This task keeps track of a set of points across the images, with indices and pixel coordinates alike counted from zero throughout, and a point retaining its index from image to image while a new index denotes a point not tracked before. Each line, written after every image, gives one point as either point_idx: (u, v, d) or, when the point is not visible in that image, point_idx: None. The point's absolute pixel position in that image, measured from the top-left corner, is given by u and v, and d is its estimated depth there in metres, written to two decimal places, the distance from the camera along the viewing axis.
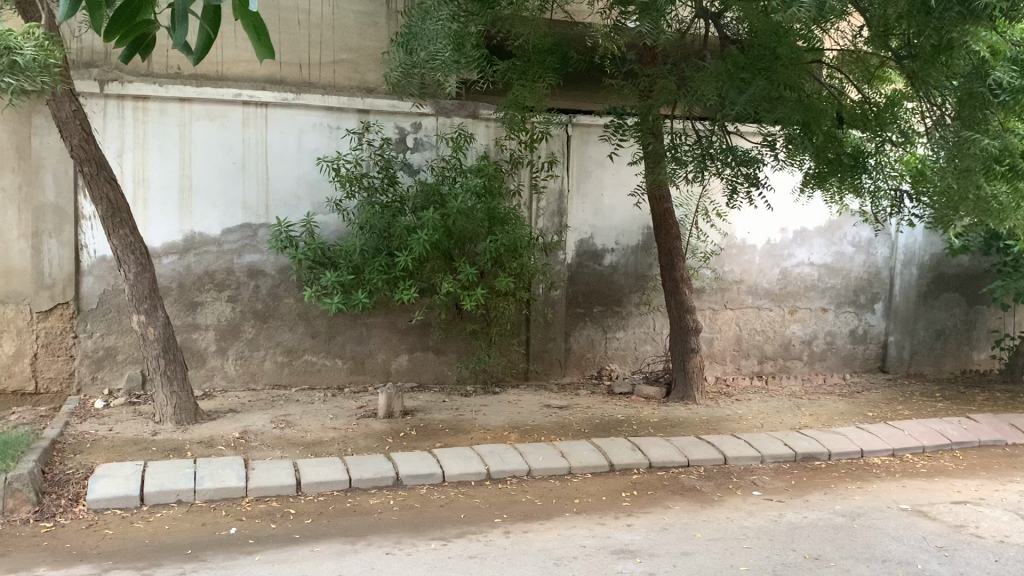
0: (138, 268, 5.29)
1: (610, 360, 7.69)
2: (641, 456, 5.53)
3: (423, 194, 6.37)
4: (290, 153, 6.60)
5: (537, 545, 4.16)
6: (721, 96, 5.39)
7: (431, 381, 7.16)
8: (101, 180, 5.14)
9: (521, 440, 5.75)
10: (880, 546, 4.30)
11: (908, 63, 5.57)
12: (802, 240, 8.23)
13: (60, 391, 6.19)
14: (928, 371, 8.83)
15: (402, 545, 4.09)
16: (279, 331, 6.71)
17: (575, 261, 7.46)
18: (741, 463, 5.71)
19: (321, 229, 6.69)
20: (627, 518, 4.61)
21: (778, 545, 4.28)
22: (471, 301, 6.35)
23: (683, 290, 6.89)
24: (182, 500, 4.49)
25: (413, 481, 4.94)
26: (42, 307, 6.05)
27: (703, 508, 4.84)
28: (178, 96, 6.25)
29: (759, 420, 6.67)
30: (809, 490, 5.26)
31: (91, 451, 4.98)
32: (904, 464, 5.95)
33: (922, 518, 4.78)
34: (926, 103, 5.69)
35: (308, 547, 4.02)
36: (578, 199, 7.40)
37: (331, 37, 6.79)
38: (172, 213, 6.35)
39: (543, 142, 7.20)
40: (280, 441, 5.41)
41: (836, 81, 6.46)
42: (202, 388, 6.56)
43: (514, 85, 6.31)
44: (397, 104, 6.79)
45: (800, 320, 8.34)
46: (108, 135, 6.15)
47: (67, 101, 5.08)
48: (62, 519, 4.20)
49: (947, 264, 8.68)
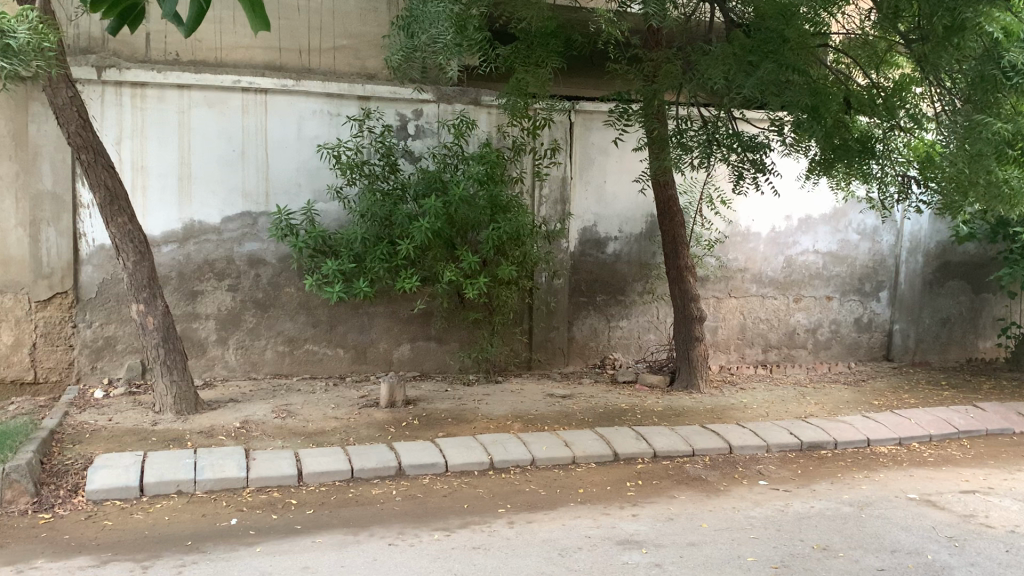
0: (137, 256, 5.23)
1: (614, 349, 7.64)
2: (645, 445, 5.48)
3: (425, 181, 6.30)
4: (290, 140, 6.53)
5: (542, 535, 4.12)
6: (729, 79, 5.29)
7: (433, 371, 7.12)
8: (99, 167, 5.06)
9: (525, 430, 5.70)
10: (889, 536, 4.26)
11: (917, 46, 5.46)
12: (807, 228, 8.15)
13: (59, 381, 6.14)
14: (934, 359, 8.76)
15: (405, 536, 4.04)
16: (280, 320, 6.65)
17: (578, 249, 7.38)
18: (746, 452, 5.65)
19: (322, 217, 6.63)
20: (633, 508, 4.56)
21: (785, 535, 4.23)
22: (473, 290, 6.28)
23: (687, 279, 6.82)
24: (182, 490, 4.44)
25: (415, 471, 4.89)
26: (41, 297, 6.00)
27: (709, 497, 4.79)
28: (177, 82, 6.16)
29: (764, 409, 6.62)
30: (816, 480, 5.21)
31: (91, 441, 4.94)
32: (911, 453, 5.90)
33: (931, 508, 4.73)
34: (937, 87, 5.57)
35: (311, 538, 3.98)
36: (581, 186, 7.33)
37: (331, 23, 6.69)
38: (171, 201, 6.28)
39: (545, 129, 7.11)
40: (281, 431, 5.36)
41: (843, 66, 6.37)
42: (203, 377, 6.51)
43: (517, 70, 6.26)
44: (399, 90, 6.70)
45: (804, 309, 8.28)
46: (106, 122, 6.07)
47: (64, 87, 4.99)
48: (61, 510, 4.15)
49: (953, 252, 8.61)
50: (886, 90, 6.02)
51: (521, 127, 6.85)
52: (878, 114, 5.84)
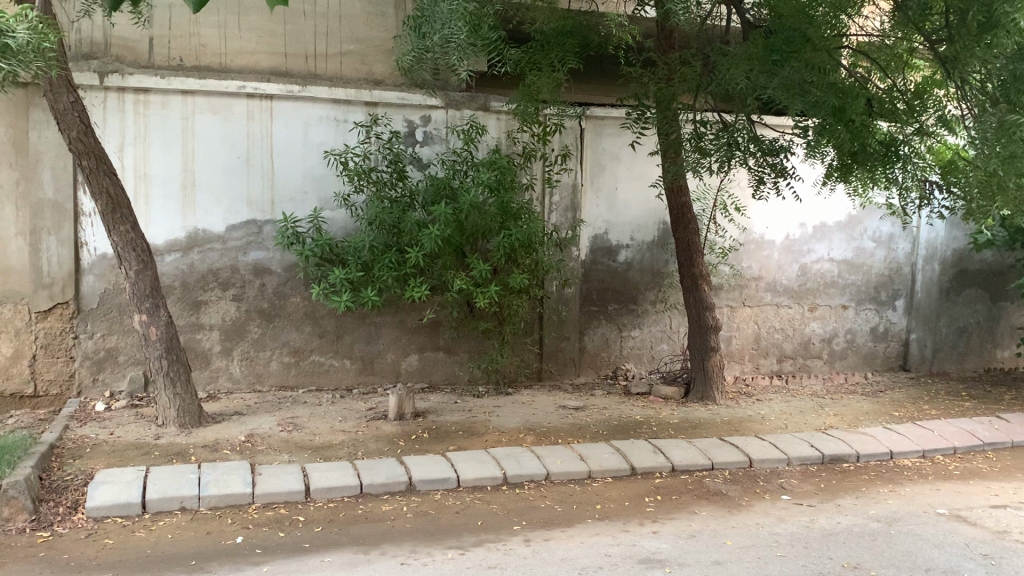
0: (140, 265, 5.08)
1: (626, 360, 7.47)
2: (663, 459, 5.30)
3: (434, 188, 6.16)
4: (296, 147, 6.40)
5: (560, 554, 3.94)
6: (751, 80, 5.15)
7: (442, 382, 6.95)
8: (101, 174, 4.93)
9: (538, 443, 5.53)
10: (921, 554, 4.08)
11: (943, 47, 5.35)
12: (822, 235, 7.99)
13: (59, 394, 5.99)
14: (952, 369, 8.57)
15: (418, 555, 3.87)
16: (285, 331, 6.50)
17: (589, 257, 7.23)
18: (767, 465, 5.47)
19: (329, 225, 6.49)
20: (652, 524, 4.39)
21: (814, 553, 4.05)
22: (485, 298, 6.13)
23: (702, 287, 6.66)
24: (186, 507, 4.28)
25: (427, 485, 4.73)
26: (41, 307, 5.86)
27: (731, 513, 4.62)
28: (180, 88, 6.05)
29: (782, 421, 6.44)
30: (840, 494, 5.02)
31: (92, 456, 4.78)
32: (936, 466, 5.72)
33: (962, 524, 4.55)
34: (963, 88, 5.45)
35: (319, 557, 3.81)
36: (592, 193, 7.18)
37: (337, 28, 6.58)
38: (174, 209, 6.15)
39: (556, 135, 6.98)
40: (288, 445, 5.20)
41: (861, 69, 6.25)
42: (206, 389, 6.36)
43: (528, 75, 6.13)
44: (406, 96, 6.58)
45: (820, 318, 8.10)
46: (108, 129, 5.95)
47: (65, 92, 4.86)
48: (60, 528, 3.99)
49: (969, 260, 8.46)
50: (906, 93, 5.92)
51: (531, 133, 6.73)
52: (900, 117, 5.73)
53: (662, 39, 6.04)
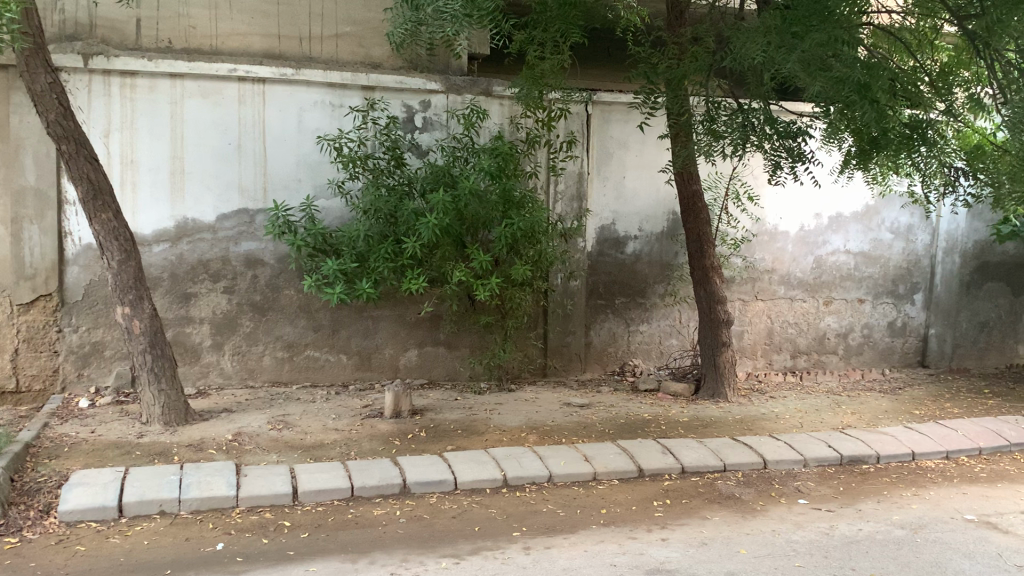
0: (123, 255, 4.83)
1: (633, 355, 7.20)
2: (672, 461, 5.02)
3: (432, 175, 5.89)
4: (290, 134, 6.14)
5: (561, 564, 3.67)
6: (769, 54, 4.86)
7: (442, 378, 6.70)
8: (81, 159, 4.67)
9: (541, 442, 5.26)
10: (950, 565, 3.78)
11: (972, 22, 5.04)
12: (838, 226, 7.68)
13: (42, 389, 5.77)
14: (972, 366, 8.24)
15: (409, 564, 3.61)
16: (279, 325, 6.26)
17: (596, 249, 6.95)
18: (782, 467, 5.18)
19: (323, 215, 6.23)
20: (661, 531, 4.11)
21: (834, 563, 3.76)
22: (485, 290, 5.86)
23: (713, 279, 6.35)
24: (166, 510, 4.03)
25: (422, 488, 4.47)
26: (23, 300, 5.63)
27: (745, 518, 4.34)
28: (169, 71, 5.79)
29: (797, 420, 6.14)
30: (860, 498, 4.73)
31: (69, 455, 4.54)
32: (961, 468, 5.40)
33: (992, 531, 4.25)
34: (996, 64, 5.16)
35: (303, 567, 3.55)
36: (599, 183, 6.89)
37: (333, 9, 6.31)
38: (162, 198, 5.90)
39: (561, 121, 6.69)
40: (278, 445, 4.94)
41: (884, 50, 6.02)
42: (196, 385, 6.12)
43: (531, 56, 5.87)
44: (405, 80, 6.31)
45: (835, 312, 7.79)
46: (93, 114, 5.70)
47: (43, 72, 4.58)
48: (30, 534, 3.73)
49: (991, 252, 8.11)
50: (932, 73, 5.68)
51: (534, 119, 6.45)
52: (925, 98, 5.47)
53: (672, 14, 5.79)
